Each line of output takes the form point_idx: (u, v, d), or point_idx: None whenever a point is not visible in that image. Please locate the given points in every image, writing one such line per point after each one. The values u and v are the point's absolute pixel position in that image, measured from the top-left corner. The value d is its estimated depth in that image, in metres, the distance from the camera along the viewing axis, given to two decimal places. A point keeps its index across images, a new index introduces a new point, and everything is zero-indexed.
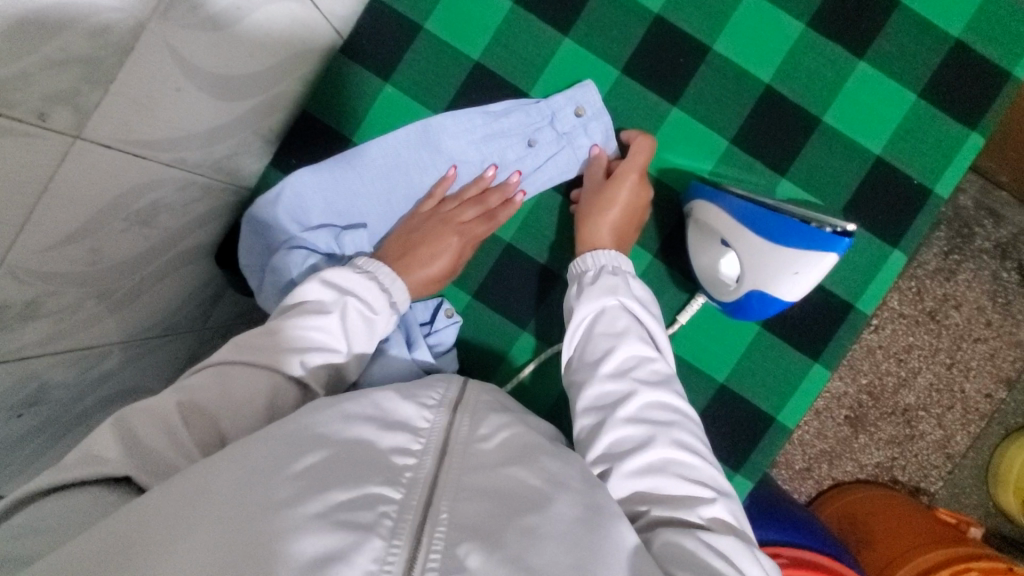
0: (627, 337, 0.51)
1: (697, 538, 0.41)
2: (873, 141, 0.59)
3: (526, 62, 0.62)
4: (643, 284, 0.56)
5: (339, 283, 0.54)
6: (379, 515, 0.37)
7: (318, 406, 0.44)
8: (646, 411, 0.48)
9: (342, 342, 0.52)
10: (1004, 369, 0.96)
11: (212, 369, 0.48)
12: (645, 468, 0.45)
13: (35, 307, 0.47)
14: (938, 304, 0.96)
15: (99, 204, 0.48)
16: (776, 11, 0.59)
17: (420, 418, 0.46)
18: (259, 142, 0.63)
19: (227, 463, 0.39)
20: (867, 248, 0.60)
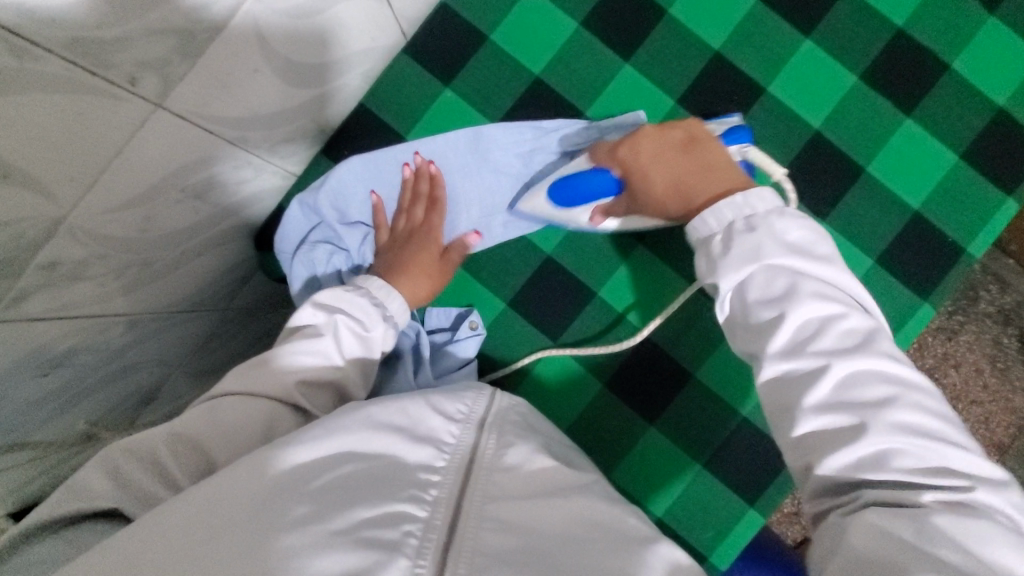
0: (796, 297, 0.43)
1: (887, 426, 0.38)
2: (912, 196, 0.61)
3: (586, 81, 0.64)
4: (789, 216, 0.46)
5: (327, 302, 0.54)
6: (404, 533, 0.36)
7: (343, 412, 0.43)
8: (811, 310, 0.42)
9: (339, 358, 0.52)
10: (997, 435, 0.93)
11: (205, 404, 0.47)
12: (814, 368, 0.41)
13: (83, 268, 0.47)
14: (936, 362, 0.93)
15: (162, 173, 0.48)
16: (832, 62, 0.61)
17: (446, 432, 0.44)
18: (314, 130, 0.64)
19: (258, 459, 0.38)
20: (898, 299, 0.61)
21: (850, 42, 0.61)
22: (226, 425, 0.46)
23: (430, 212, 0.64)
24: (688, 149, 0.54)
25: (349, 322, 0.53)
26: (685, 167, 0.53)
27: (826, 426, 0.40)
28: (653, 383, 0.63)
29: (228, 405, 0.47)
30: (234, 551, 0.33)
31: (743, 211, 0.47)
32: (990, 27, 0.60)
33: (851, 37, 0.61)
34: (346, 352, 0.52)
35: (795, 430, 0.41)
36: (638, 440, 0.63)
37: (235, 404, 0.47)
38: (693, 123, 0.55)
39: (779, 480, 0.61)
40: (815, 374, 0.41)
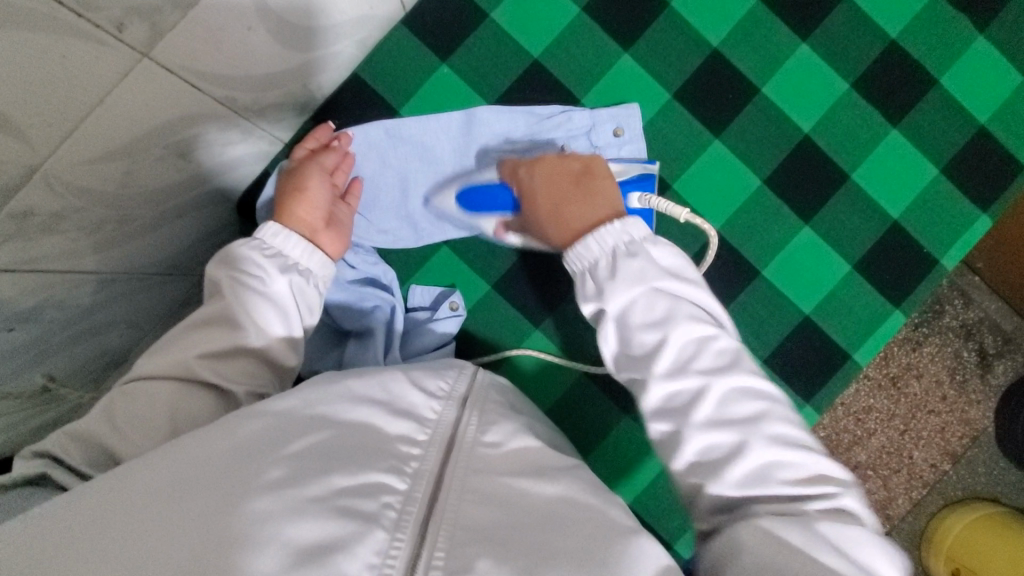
0: (674, 321, 0.45)
1: (762, 440, 0.41)
2: (892, 205, 0.63)
3: (583, 68, 0.63)
4: (664, 244, 0.49)
5: (221, 269, 0.53)
6: (382, 505, 0.35)
7: (321, 383, 0.43)
8: (688, 335, 0.45)
9: (245, 321, 0.50)
10: (951, 443, 0.96)
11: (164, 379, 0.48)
12: (694, 390, 0.43)
13: (56, 220, 0.46)
14: (900, 371, 0.96)
15: (145, 128, 0.46)
16: (825, 67, 0.62)
17: (429, 408, 0.43)
18: (305, 96, 0.62)
19: (254, 424, 0.38)
20: (871, 304, 0.62)
21: (845, 49, 0.62)
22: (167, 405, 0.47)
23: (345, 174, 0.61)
24: (581, 181, 0.54)
25: (244, 282, 0.52)
26: (574, 193, 0.54)
27: (709, 447, 0.41)
28: None
29: (156, 386, 0.48)
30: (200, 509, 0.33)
31: (624, 236, 0.48)
32: (978, 46, 0.62)
33: (846, 45, 0.62)
34: (251, 314, 0.51)
35: (683, 456, 0.42)
36: (612, 429, 0.63)
37: (164, 386, 0.48)
38: (593, 159, 0.56)
39: None
40: (697, 396, 0.43)
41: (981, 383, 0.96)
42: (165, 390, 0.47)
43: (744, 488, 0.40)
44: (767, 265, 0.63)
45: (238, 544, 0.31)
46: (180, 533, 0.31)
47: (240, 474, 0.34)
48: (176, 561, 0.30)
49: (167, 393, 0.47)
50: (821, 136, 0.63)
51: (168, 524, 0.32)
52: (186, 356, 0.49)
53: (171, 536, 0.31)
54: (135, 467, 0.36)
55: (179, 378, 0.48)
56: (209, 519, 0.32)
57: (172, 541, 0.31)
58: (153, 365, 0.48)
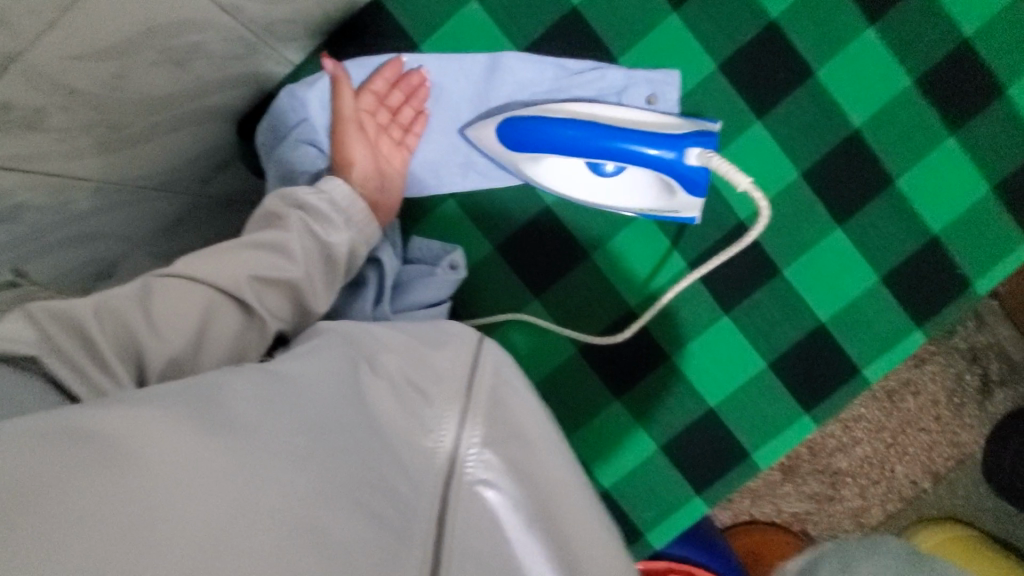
0: None
1: None
2: (934, 219, 0.58)
3: (627, 24, 0.58)
4: None
5: (295, 199, 0.50)
6: (392, 503, 0.33)
7: (340, 359, 0.40)
8: None
9: (298, 259, 0.48)
10: (935, 463, 0.89)
11: (175, 282, 0.45)
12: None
13: (36, 116, 0.42)
14: (898, 386, 0.88)
15: (140, 28, 0.42)
16: (889, 57, 0.57)
17: (423, 376, 0.41)
18: (321, 17, 0.57)
19: (241, 380, 0.35)
20: (890, 320, 0.59)
21: (914, 39, 0.56)
22: (193, 320, 0.44)
23: (402, 105, 0.59)
24: None
25: (309, 223, 0.49)
26: None
27: None
28: (627, 356, 0.61)
29: (195, 291, 0.45)
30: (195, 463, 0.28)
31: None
32: None
33: (917, 35, 0.56)
34: (303, 252, 0.48)
35: None
36: (601, 411, 0.61)
37: (205, 294, 0.45)
38: None
39: (729, 476, 0.61)
40: None
41: (977, 410, 0.88)
42: (156, 295, 0.44)
43: None
44: (790, 265, 0.59)
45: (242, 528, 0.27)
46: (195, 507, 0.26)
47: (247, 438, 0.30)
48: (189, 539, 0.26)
49: (200, 304, 0.45)
50: (870, 133, 0.57)
51: (189, 476, 0.28)
52: (225, 271, 0.46)
53: (194, 497, 0.27)
54: (116, 400, 0.30)
55: (190, 279, 0.45)
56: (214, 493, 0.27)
57: (174, 500, 0.27)
58: (200, 270, 0.45)
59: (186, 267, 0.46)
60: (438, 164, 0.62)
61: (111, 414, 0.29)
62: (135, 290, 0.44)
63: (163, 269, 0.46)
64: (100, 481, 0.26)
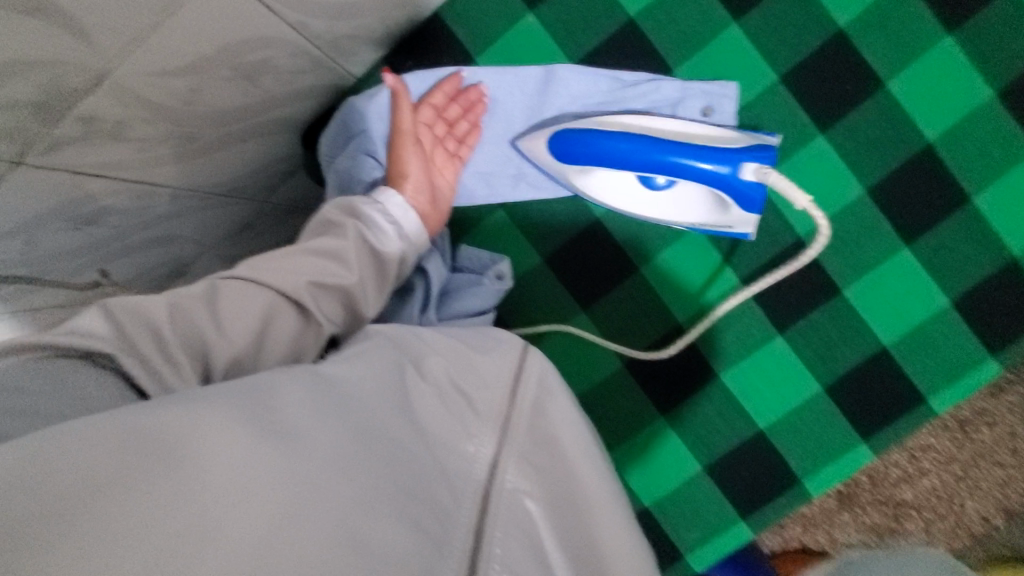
0: None
1: None
2: (1016, 240, 0.54)
3: (682, 36, 0.57)
4: None
5: (353, 207, 0.53)
6: (427, 514, 0.34)
7: (383, 359, 0.42)
8: None
9: (353, 266, 0.50)
10: (1010, 499, 0.81)
11: (235, 284, 0.47)
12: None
13: (124, 129, 0.46)
14: (971, 416, 0.82)
15: (216, 47, 0.45)
16: (969, 66, 0.53)
17: (476, 399, 0.41)
18: (381, 32, 0.60)
19: (290, 386, 0.36)
20: (963, 347, 0.55)
21: (998, 47, 0.53)
22: (254, 320, 0.46)
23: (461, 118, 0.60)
24: None
25: (365, 231, 0.52)
26: None
27: None
28: (674, 373, 0.60)
29: (255, 292, 0.47)
30: (247, 462, 0.30)
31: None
32: None
33: (1002, 43, 0.52)
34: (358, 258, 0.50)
35: None
36: (644, 427, 0.61)
37: (265, 296, 0.47)
38: None
39: (779, 502, 0.59)
40: None
41: None
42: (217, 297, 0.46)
43: None
44: (850, 285, 0.56)
45: (287, 519, 0.29)
46: (250, 501, 0.28)
47: (304, 441, 0.32)
48: (249, 538, 0.27)
49: (258, 305, 0.47)
50: (944, 148, 0.54)
51: (244, 478, 0.29)
52: (284, 276, 0.48)
53: (245, 505, 0.28)
54: (174, 400, 0.32)
55: (250, 281, 0.47)
56: (267, 490, 0.29)
57: (230, 500, 0.28)
58: (263, 273, 0.48)
59: (247, 270, 0.48)
60: (489, 173, 0.63)
61: (177, 413, 0.31)
62: (203, 289, 0.47)
63: (225, 270, 0.48)
64: (163, 483, 0.27)
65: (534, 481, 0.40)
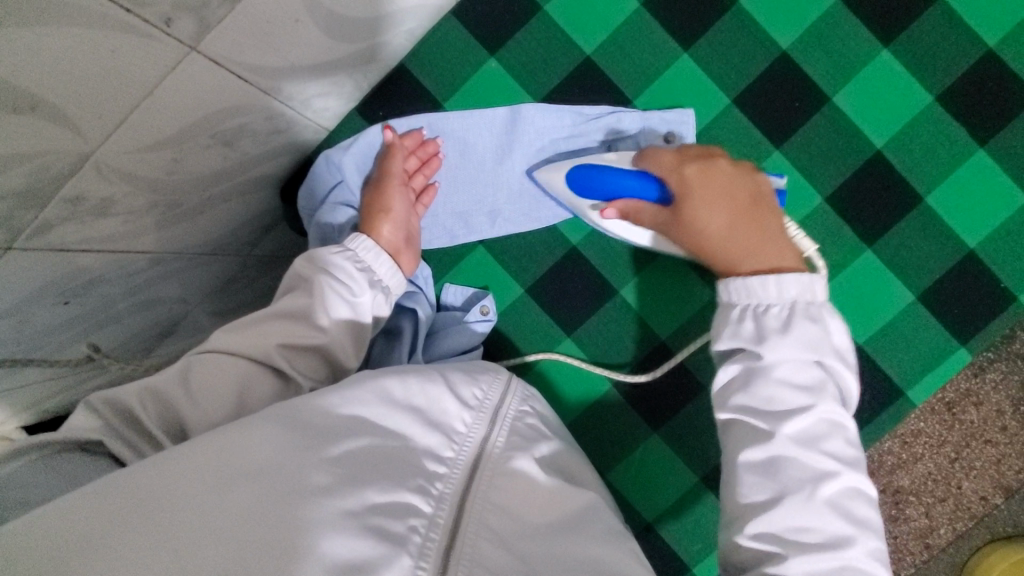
0: (819, 395, 0.45)
1: (814, 484, 0.43)
2: (969, 233, 0.57)
3: (638, 68, 0.60)
4: (844, 329, 0.48)
5: (326, 263, 0.53)
6: (409, 528, 0.35)
7: (361, 378, 0.43)
8: (813, 394, 0.45)
9: (323, 317, 0.51)
10: (1006, 477, 0.84)
11: (208, 357, 0.48)
12: (820, 469, 0.43)
13: (108, 205, 0.47)
14: (957, 398, 0.83)
15: (194, 118, 0.47)
16: (907, 77, 0.57)
17: (459, 419, 0.43)
18: (351, 86, 0.62)
19: (260, 426, 0.37)
20: (933, 339, 0.58)
21: (931, 58, 0.56)
22: (230, 389, 0.47)
23: (429, 163, 0.63)
24: None
25: (337, 284, 0.53)
26: None
27: (791, 459, 0.44)
28: (662, 389, 0.61)
29: (228, 363, 0.48)
30: (221, 503, 0.32)
31: (807, 291, 0.47)
32: None
33: (934, 53, 0.56)
34: (329, 309, 0.51)
35: (749, 452, 0.45)
36: (638, 445, 0.62)
37: (238, 367, 0.48)
38: None
39: None
40: (802, 436, 0.44)
41: None
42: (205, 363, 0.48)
43: (770, 472, 0.44)
44: None
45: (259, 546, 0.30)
46: (218, 533, 0.31)
47: (278, 474, 0.34)
48: (219, 562, 0.30)
49: (234, 376, 0.48)
50: (893, 154, 0.57)
51: (213, 516, 0.32)
52: (254, 341, 0.49)
53: (213, 536, 0.31)
54: (158, 459, 0.35)
55: (223, 352, 0.49)
56: (235, 523, 0.31)
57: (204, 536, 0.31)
58: (235, 342, 0.49)
59: (218, 342, 0.49)
60: (466, 213, 0.65)
61: (156, 471, 0.34)
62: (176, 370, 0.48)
63: (198, 348, 0.50)
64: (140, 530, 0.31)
65: (516, 488, 0.41)
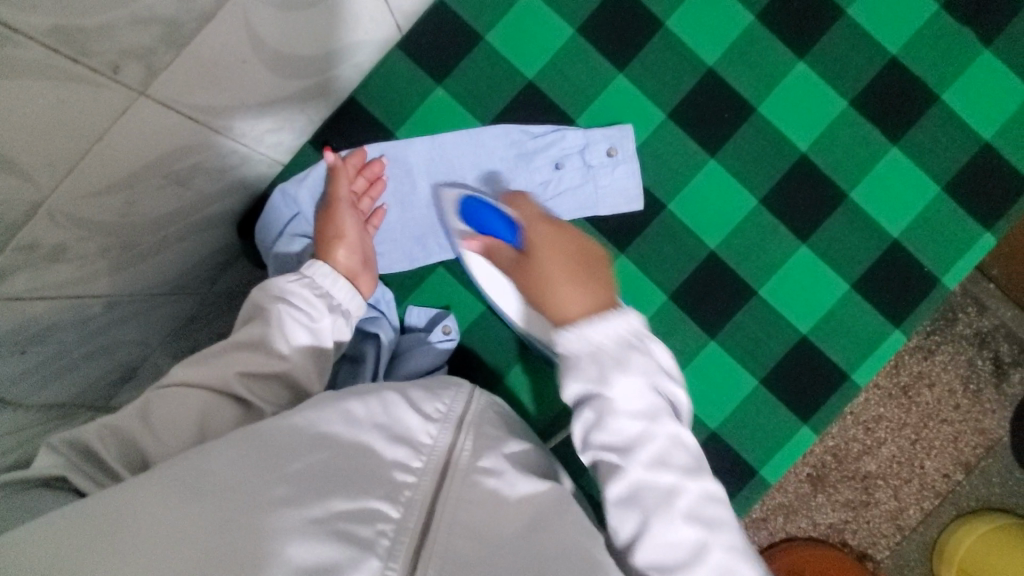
0: (656, 418, 0.45)
1: (666, 506, 0.43)
2: (892, 224, 0.62)
3: (578, 89, 0.63)
4: (653, 340, 0.48)
5: (283, 289, 0.54)
6: (377, 532, 0.36)
7: (322, 401, 0.43)
8: (654, 421, 0.45)
9: (285, 345, 0.52)
10: (964, 453, 0.89)
11: (169, 390, 0.49)
12: (668, 490, 0.44)
13: (61, 251, 0.47)
14: (912, 380, 0.89)
15: (145, 160, 0.48)
16: (823, 85, 0.62)
17: (424, 432, 0.44)
18: (302, 121, 0.63)
19: (222, 452, 0.37)
20: (870, 324, 0.62)
21: (841, 68, 0.62)
22: (193, 419, 0.48)
23: (375, 184, 0.64)
24: None
25: (295, 312, 0.53)
26: None
27: (642, 488, 0.44)
28: None
29: (190, 395, 0.48)
30: (179, 538, 0.32)
31: (629, 326, 0.47)
32: (982, 60, 0.61)
33: (845, 62, 0.62)
34: (291, 337, 0.52)
35: (608, 490, 0.45)
36: None
37: (200, 397, 0.49)
38: None
39: (743, 496, 0.62)
40: (649, 464, 0.44)
41: (995, 394, 0.88)
42: (162, 404, 0.48)
43: (623, 505, 0.44)
44: (765, 285, 0.62)
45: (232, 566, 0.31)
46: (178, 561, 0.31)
47: (242, 494, 0.34)
48: None
49: (196, 407, 0.48)
50: (817, 154, 0.62)
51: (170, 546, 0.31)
52: (214, 372, 0.49)
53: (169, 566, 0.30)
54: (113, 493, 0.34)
55: (184, 383, 0.49)
56: (193, 552, 0.31)
57: (170, 550, 0.31)
58: (195, 374, 0.49)
59: (180, 374, 0.49)
60: (423, 235, 0.66)
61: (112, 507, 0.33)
62: (138, 410, 0.48)
63: (160, 381, 0.50)
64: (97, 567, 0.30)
65: (487, 491, 0.42)
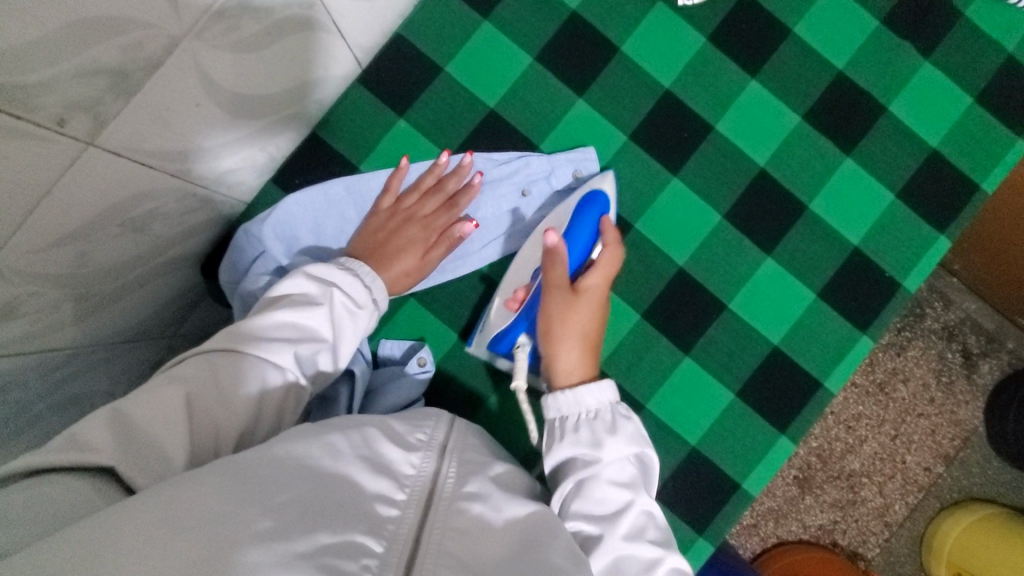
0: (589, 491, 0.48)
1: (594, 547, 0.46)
2: (852, 231, 0.63)
3: (539, 115, 0.64)
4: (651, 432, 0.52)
5: (320, 276, 0.55)
6: (362, 568, 0.34)
7: (302, 432, 0.42)
8: (598, 469, 0.49)
9: (323, 332, 0.52)
10: (943, 445, 0.90)
11: (202, 360, 0.47)
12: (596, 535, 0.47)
13: (13, 309, 0.45)
14: (887, 377, 0.91)
15: (99, 209, 0.46)
16: (776, 102, 0.64)
17: (407, 463, 0.43)
18: (264, 159, 0.63)
19: (198, 479, 0.35)
20: (838, 329, 0.63)
21: (792, 84, 0.64)
22: (219, 403, 0.46)
23: (450, 203, 0.63)
24: None
25: (340, 298, 0.54)
26: None
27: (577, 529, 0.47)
28: None
29: (233, 367, 0.47)
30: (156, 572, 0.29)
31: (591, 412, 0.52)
32: (924, 70, 0.63)
33: (796, 78, 0.64)
34: (330, 329, 0.53)
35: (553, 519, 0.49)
36: None
37: (243, 368, 0.47)
38: None
39: (726, 510, 0.63)
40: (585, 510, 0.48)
41: (967, 385, 0.91)
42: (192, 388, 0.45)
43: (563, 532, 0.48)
44: (735, 298, 0.63)
45: None
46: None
47: (225, 524, 0.32)
48: None
49: (231, 383, 0.46)
50: (776, 167, 0.64)
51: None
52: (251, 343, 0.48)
53: None
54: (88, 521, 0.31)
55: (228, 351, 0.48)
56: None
57: None
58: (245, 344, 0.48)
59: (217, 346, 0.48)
60: None
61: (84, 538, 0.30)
62: None
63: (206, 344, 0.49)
64: None
65: (467, 518, 0.41)
